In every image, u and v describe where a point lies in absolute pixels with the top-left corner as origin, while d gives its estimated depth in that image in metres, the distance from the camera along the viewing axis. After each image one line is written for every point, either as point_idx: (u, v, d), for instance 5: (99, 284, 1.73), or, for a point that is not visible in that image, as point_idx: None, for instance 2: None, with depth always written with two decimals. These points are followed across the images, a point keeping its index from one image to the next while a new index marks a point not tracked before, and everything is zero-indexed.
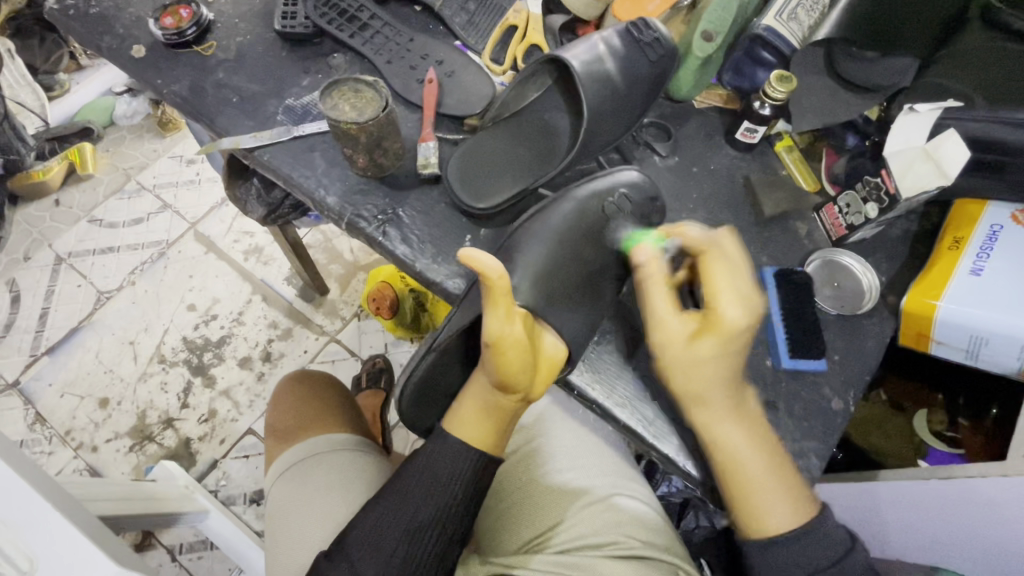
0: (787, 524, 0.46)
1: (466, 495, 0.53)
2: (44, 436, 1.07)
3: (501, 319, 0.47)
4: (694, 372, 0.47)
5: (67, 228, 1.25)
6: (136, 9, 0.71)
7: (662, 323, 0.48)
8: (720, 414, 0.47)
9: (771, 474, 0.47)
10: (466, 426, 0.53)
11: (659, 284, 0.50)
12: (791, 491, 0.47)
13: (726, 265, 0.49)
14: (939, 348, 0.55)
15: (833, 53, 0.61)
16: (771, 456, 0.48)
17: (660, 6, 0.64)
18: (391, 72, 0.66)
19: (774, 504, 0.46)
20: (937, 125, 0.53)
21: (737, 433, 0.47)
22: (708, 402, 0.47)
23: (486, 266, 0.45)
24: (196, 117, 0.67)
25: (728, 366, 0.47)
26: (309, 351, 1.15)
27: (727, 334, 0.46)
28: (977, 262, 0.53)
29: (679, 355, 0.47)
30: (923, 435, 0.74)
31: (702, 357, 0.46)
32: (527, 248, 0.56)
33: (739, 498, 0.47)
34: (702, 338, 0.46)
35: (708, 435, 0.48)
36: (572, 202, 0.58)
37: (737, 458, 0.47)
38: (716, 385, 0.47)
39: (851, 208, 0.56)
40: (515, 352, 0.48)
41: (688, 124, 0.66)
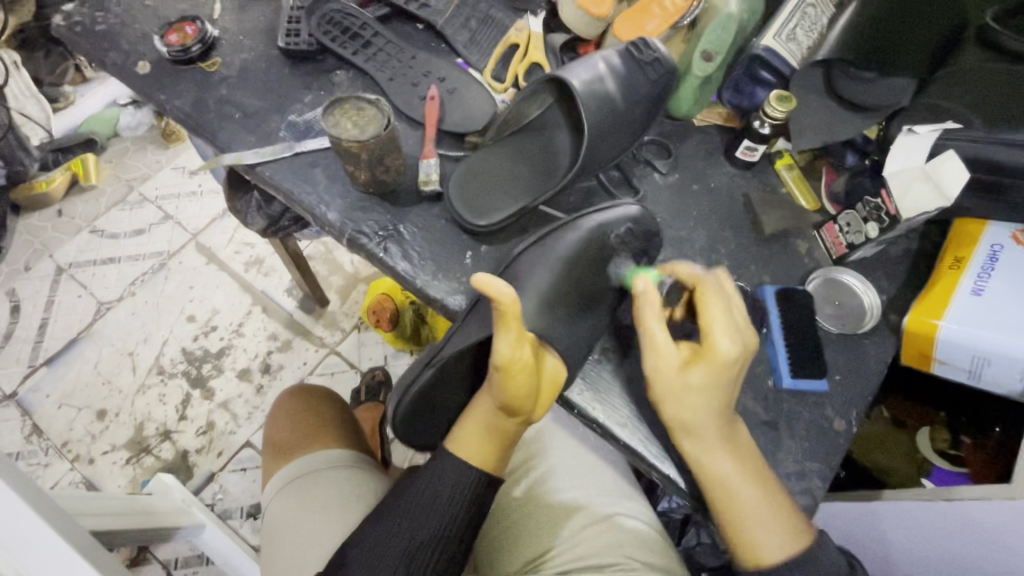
0: (782, 556, 0.46)
1: (468, 516, 0.52)
2: (41, 448, 1.07)
3: (512, 342, 0.47)
4: (687, 401, 0.47)
5: (68, 239, 1.25)
6: (142, 26, 0.72)
7: (653, 353, 0.48)
8: (712, 445, 0.47)
9: (765, 505, 0.46)
10: (469, 445, 0.53)
11: (656, 311, 0.48)
12: (788, 523, 0.46)
13: (718, 300, 0.49)
14: (942, 368, 0.54)
15: (831, 72, 0.62)
16: (765, 484, 0.47)
17: (659, 25, 0.63)
18: (393, 89, 0.67)
19: (770, 535, 0.46)
20: (937, 146, 0.53)
21: (728, 471, 0.46)
22: (701, 435, 0.47)
23: (497, 292, 0.44)
24: (199, 132, 0.67)
25: (721, 399, 0.47)
26: (309, 363, 1.15)
27: (718, 364, 0.46)
28: (979, 282, 0.53)
29: (672, 387, 0.47)
30: (927, 455, 0.73)
31: (694, 387, 0.46)
32: (532, 275, 0.57)
33: (733, 523, 0.47)
34: (694, 368, 0.46)
35: (699, 465, 0.47)
36: (578, 230, 0.58)
37: (730, 494, 0.46)
38: (709, 419, 0.46)
39: (850, 227, 0.57)
40: (523, 376, 0.48)
41: (688, 142, 0.66)
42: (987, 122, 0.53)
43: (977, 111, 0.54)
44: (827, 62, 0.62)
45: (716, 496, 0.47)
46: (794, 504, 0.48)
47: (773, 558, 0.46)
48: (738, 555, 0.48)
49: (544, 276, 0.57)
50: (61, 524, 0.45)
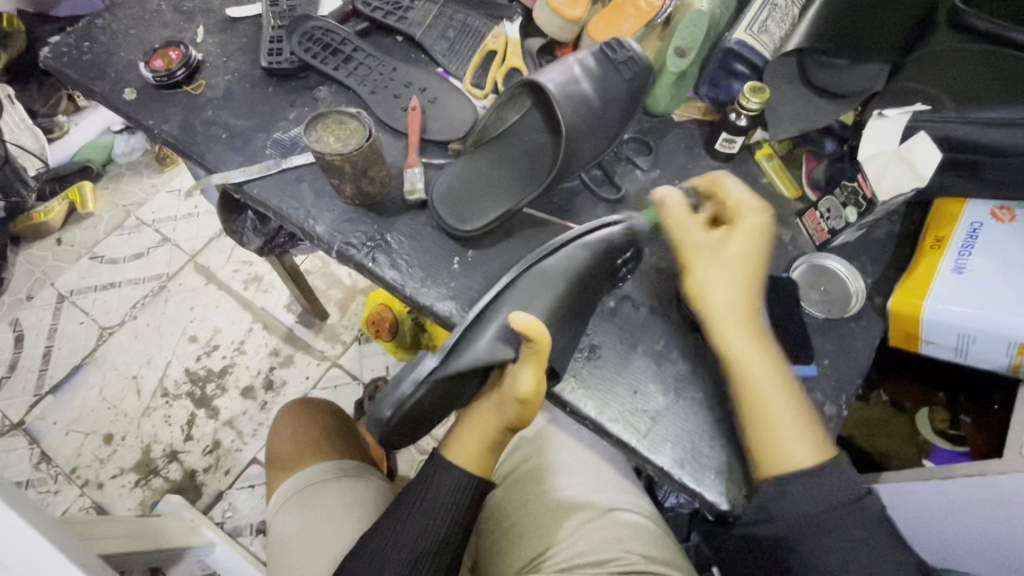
0: (807, 459, 0.46)
1: (465, 521, 0.53)
2: (50, 475, 1.07)
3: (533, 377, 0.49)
4: (726, 276, 0.50)
5: (69, 266, 1.27)
6: (127, 54, 0.74)
7: (690, 239, 0.52)
8: (744, 331, 0.49)
9: (790, 414, 0.47)
10: (475, 460, 0.54)
11: (678, 213, 0.53)
12: (808, 428, 0.47)
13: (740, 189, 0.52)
14: (928, 346, 0.55)
15: (804, 62, 0.63)
16: (793, 392, 0.48)
17: (634, 25, 0.64)
18: (375, 102, 0.68)
19: (791, 433, 0.46)
20: (907, 129, 0.54)
21: (747, 353, 0.48)
22: (735, 315, 0.49)
23: (534, 329, 0.47)
24: (187, 155, 0.68)
25: (752, 274, 0.50)
26: (311, 376, 1.16)
27: (752, 230, 0.50)
28: (960, 260, 0.53)
29: (708, 260, 0.51)
30: (928, 435, 0.73)
31: (731, 256, 0.50)
32: (536, 296, 0.54)
33: (762, 437, 0.47)
34: (732, 241, 0.50)
35: (733, 355, 0.49)
36: (581, 249, 0.56)
37: (754, 388, 0.48)
38: (741, 299, 0.49)
39: (831, 213, 0.58)
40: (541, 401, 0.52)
41: (669, 138, 0.67)
42: (958, 103, 0.54)
43: (950, 92, 0.54)
44: (800, 52, 0.63)
45: (743, 386, 0.48)
46: (818, 421, 0.48)
47: (801, 462, 0.46)
48: (761, 464, 0.47)
49: (532, 291, 0.54)
50: (45, 524, 0.43)
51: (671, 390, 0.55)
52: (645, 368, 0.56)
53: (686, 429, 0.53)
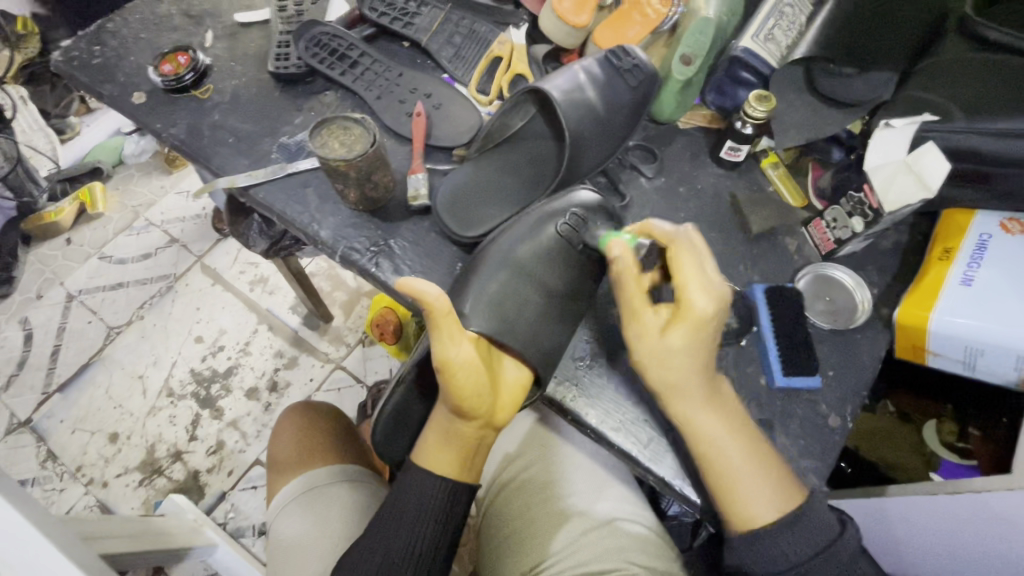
0: (770, 516, 0.45)
1: (439, 526, 0.51)
2: (56, 473, 1.08)
3: (450, 342, 0.46)
4: (669, 363, 0.47)
5: (78, 266, 1.28)
6: (137, 58, 0.74)
7: (635, 320, 0.49)
8: (696, 405, 0.47)
9: (751, 473, 0.46)
10: (435, 456, 0.52)
11: (631, 282, 0.49)
12: (771, 481, 0.46)
13: (692, 255, 0.49)
14: (936, 359, 0.54)
15: (811, 70, 0.63)
16: (753, 447, 0.47)
17: (640, 32, 0.64)
18: (381, 107, 0.68)
19: (754, 489, 0.46)
20: (917, 138, 0.53)
21: (696, 424, 0.47)
22: (684, 393, 0.47)
23: (423, 291, 0.44)
24: (194, 158, 0.69)
25: (701, 356, 0.47)
26: (316, 378, 1.16)
27: (698, 320, 0.46)
28: (967, 272, 0.52)
29: (651, 348, 0.48)
30: (935, 448, 0.72)
31: (676, 346, 0.46)
32: (484, 273, 0.56)
33: (724, 495, 0.47)
34: (673, 329, 0.46)
35: (687, 425, 0.48)
36: (523, 224, 0.57)
37: (712, 455, 0.47)
38: (687, 380, 0.47)
39: (837, 222, 0.57)
40: (466, 373, 0.47)
41: (674, 145, 0.67)
42: (969, 114, 0.52)
43: (960, 103, 0.53)
44: (807, 60, 0.63)
45: (699, 456, 0.47)
46: (785, 465, 0.48)
47: (764, 520, 0.45)
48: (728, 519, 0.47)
49: (498, 278, 0.55)
50: (47, 523, 0.43)
51: None
52: None
53: (688, 440, 0.53)
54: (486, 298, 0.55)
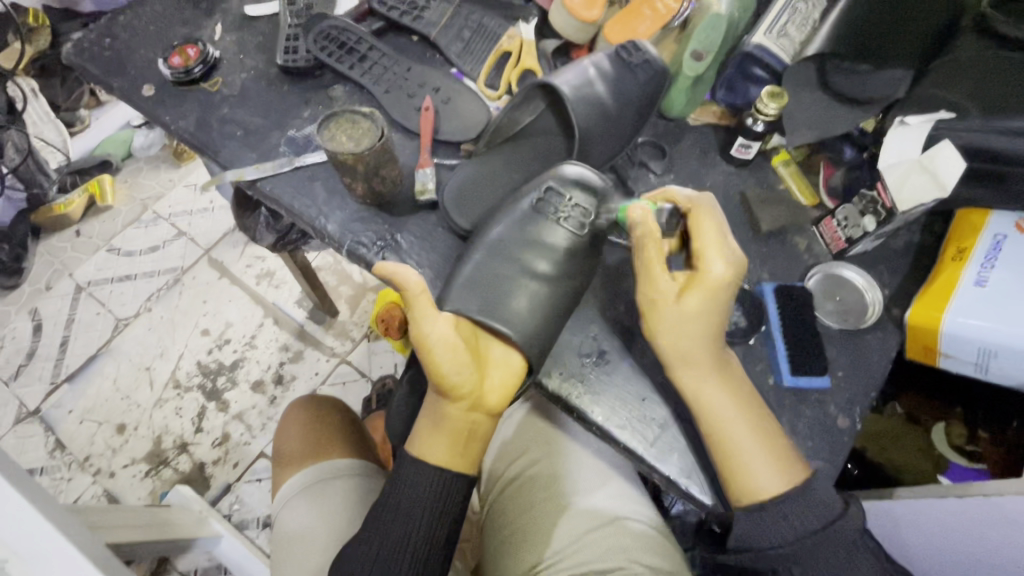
0: (774, 487, 0.46)
1: (433, 518, 0.50)
2: (64, 463, 1.09)
3: (426, 320, 0.47)
4: (685, 325, 0.48)
5: (87, 258, 1.29)
6: (147, 51, 0.74)
7: (653, 283, 0.49)
8: (706, 373, 0.48)
9: (757, 444, 0.47)
10: (424, 443, 0.51)
11: (654, 247, 0.49)
12: (774, 453, 0.47)
13: (712, 224, 0.50)
14: (947, 360, 0.53)
15: (824, 66, 0.62)
16: (757, 417, 0.48)
17: (651, 27, 0.64)
18: (388, 102, 0.68)
19: (758, 460, 0.47)
20: (930, 137, 0.53)
21: (707, 387, 0.48)
22: (696, 359, 0.48)
23: (395, 273, 0.46)
24: (202, 152, 0.69)
25: (714, 323, 0.48)
26: (321, 372, 1.16)
27: (713, 287, 0.48)
28: (981, 273, 0.52)
29: (669, 312, 0.48)
30: (944, 450, 0.72)
31: (692, 310, 0.48)
32: (479, 261, 0.56)
33: (730, 465, 0.47)
34: (690, 295, 0.48)
35: (695, 393, 0.48)
36: (519, 210, 0.58)
37: (721, 423, 0.47)
38: (699, 347, 0.48)
39: (848, 221, 0.56)
40: (443, 350, 0.47)
41: (683, 142, 0.66)
42: (986, 110, 0.52)
43: (976, 100, 0.53)
44: (820, 57, 0.62)
45: (710, 424, 0.48)
46: (785, 440, 0.49)
47: (767, 494, 0.46)
48: (732, 490, 0.47)
49: (490, 268, 0.56)
50: (55, 513, 0.43)
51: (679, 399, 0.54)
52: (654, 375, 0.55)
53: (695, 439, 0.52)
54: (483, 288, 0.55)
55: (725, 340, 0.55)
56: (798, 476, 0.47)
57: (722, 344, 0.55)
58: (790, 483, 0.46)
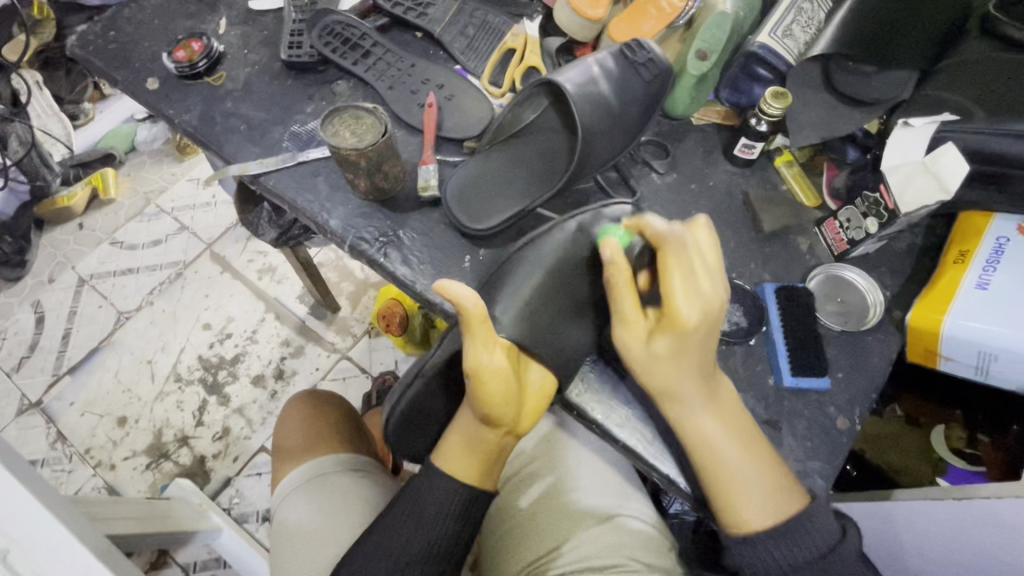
0: (770, 521, 0.46)
1: (451, 527, 0.52)
2: (65, 455, 1.10)
3: (482, 347, 0.48)
4: (655, 371, 0.47)
5: (89, 251, 1.29)
6: (151, 44, 0.75)
7: (622, 323, 0.49)
8: (696, 410, 0.47)
9: (753, 472, 0.46)
10: (456, 461, 0.52)
11: (622, 284, 0.48)
12: (774, 485, 0.46)
13: (684, 266, 0.46)
14: (947, 363, 0.53)
15: (829, 67, 0.61)
16: (751, 448, 0.47)
17: (656, 26, 0.64)
18: (392, 98, 0.68)
19: (753, 494, 0.46)
20: (935, 138, 0.53)
21: (700, 422, 0.47)
22: (674, 399, 0.47)
23: (458, 296, 0.46)
24: (206, 146, 0.69)
25: (691, 363, 0.46)
26: (321, 367, 1.17)
27: (683, 332, 0.45)
28: (984, 276, 0.52)
29: (640, 358, 0.47)
30: (942, 453, 0.72)
31: (659, 355, 0.46)
32: (517, 281, 0.55)
33: (722, 496, 0.47)
34: (659, 338, 0.46)
35: (682, 426, 0.48)
36: (560, 233, 0.56)
37: (714, 457, 0.47)
38: (681, 385, 0.47)
39: (851, 223, 0.57)
40: (495, 381, 0.48)
41: (687, 141, 0.66)
42: (989, 113, 0.52)
43: (980, 102, 0.53)
44: (826, 57, 0.61)
45: (702, 459, 0.47)
46: (787, 470, 0.48)
47: (755, 524, 0.46)
48: (726, 523, 0.47)
49: (529, 289, 0.55)
50: (49, 496, 0.44)
51: None
52: None
53: None
54: (493, 298, 0.55)
55: (727, 340, 0.55)
56: (797, 499, 0.47)
57: (723, 344, 0.55)
58: (790, 510, 0.46)
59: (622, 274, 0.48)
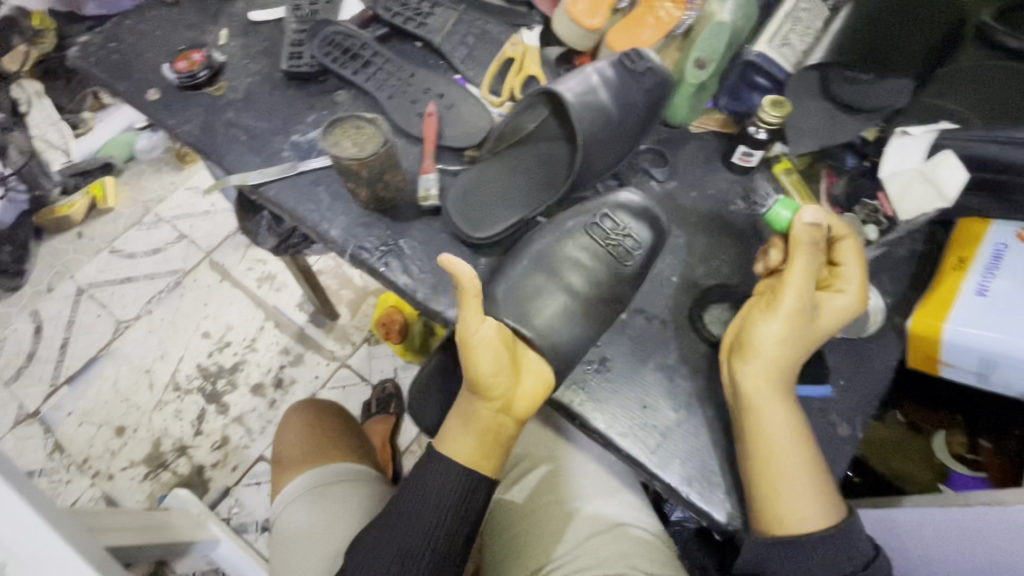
0: (812, 525, 0.45)
1: (450, 510, 0.50)
2: (63, 465, 1.09)
3: (472, 319, 0.47)
4: (792, 354, 0.47)
5: (89, 260, 1.29)
6: (152, 55, 0.75)
7: (787, 307, 0.47)
8: (775, 401, 0.47)
9: (804, 469, 0.46)
10: (454, 442, 0.51)
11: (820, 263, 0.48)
12: (819, 492, 0.46)
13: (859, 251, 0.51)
14: (949, 370, 0.54)
15: (828, 76, 0.62)
16: (807, 449, 0.47)
17: (654, 35, 0.64)
18: (392, 107, 0.68)
19: (802, 498, 0.45)
20: (935, 146, 0.53)
21: (778, 422, 0.47)
22: (783, 385, 0.48)
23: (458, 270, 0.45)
24: (205, 155, 0.69)
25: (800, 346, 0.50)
26: (321, 376, 1.16)
27: (839, 316, 0.48)
28: (983, 282, 0.52)
29: (784, 343, 0.47)
30: (945, 460, 0.71)
31: (807, 339, 0.47)
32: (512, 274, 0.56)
33: (765, 496, 0.46)
34: (823, 322, 0.48)
35: (753, 422, 0.47)
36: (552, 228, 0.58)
37: (769, 454, 0.46)
38: (784, 373, 0.48)
39: (851, 230, 0.55)
40: (486, 350, 0.48)
41: (687, 149, 0.66)
42: (986, 120, 0.54)
43: (975, 110, 0.55)
44: (823, 66, 0.62)
45: (755, 456, 0.46)
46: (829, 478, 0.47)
47: (804, 527, 0.45)
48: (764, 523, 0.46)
49: (528, 280, 0.56)
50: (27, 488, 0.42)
51: (685, 404, 0.53)
52: (655, 383, 0.55)
53: (702, 443, 0.52)
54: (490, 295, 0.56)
55: None
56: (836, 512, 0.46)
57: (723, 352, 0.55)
58: (830, 518, 0.45)
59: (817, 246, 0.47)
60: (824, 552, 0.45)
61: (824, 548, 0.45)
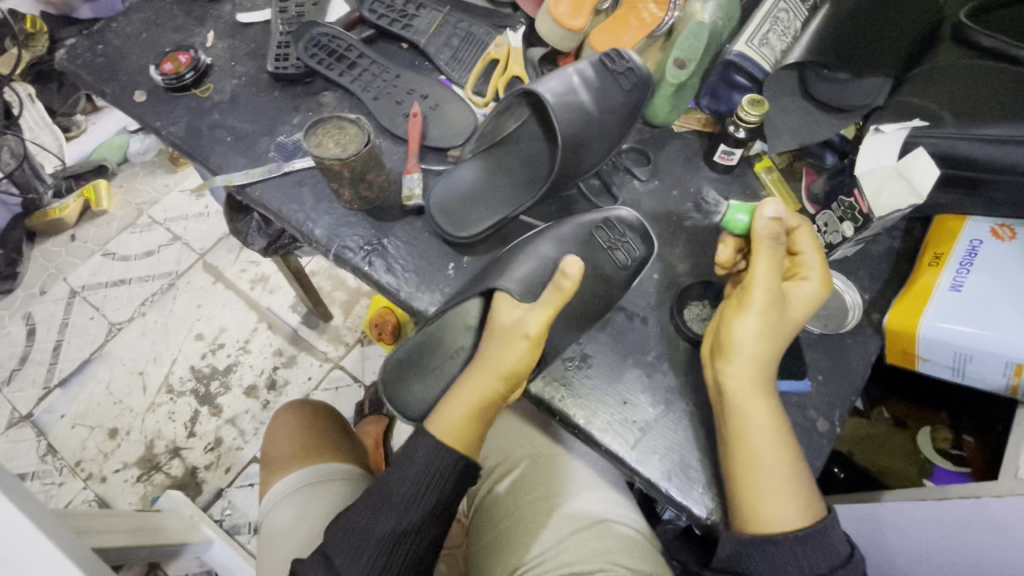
0: (794, 522, 0.44)
1: (430, 499, 0.50)
2: (55, 467, 1.09)
3: (530, 317, 0.50)
4: (772, 343, 0.47)
5: (82, 263, 1.29)
6: (139, 57, 0.75)
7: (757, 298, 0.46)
8: (758, 395, 0.47)
9: (782, 465, 0.46)
10: (444, 420, 0.50)
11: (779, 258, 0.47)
12: (798, 490, 0.46)
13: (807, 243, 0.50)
14: (926, 365, 0.54)
15: (806, 75, 0.63)
16: (787, 444, 0.47)
17: (635, 36, 0.65)
18: (378, 108, 0.69)
19: (780, 497, 0.45)
20: (905, 144, 0.54)
21: (757, 412, 0.47)
22: (765, 376, 0.48)
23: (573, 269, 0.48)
24: (192, 157, 0.69)
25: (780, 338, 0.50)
26: (314, 377, 1.16)
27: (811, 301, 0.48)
28: (958, 278, 0.53)
29: (761, 333, 0.47)
30: (930, 454, 0.72)
31: (786, 328, 0.48)
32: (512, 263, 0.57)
33: (745, 492, 0.46)
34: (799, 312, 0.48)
35: (732, 411, 0.47)
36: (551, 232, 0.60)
37: (747, 447, 0.46)
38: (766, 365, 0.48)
39: (828, 227, 0.58)
40: (519, 344, 0.50)
41: (667, 149, 0.67)
42: (958, 116, 0.53)
43: (949, 107, 0.54)
44: (801, 65, 0.63)
45: (734, 449, 0.47)
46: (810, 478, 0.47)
47: (782, 525, 0.45)
48: (744, 521, 0.46)
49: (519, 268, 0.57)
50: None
51: (664, 399, 0.54)
52: (636, 379, 0.55)
53: (681, 438, 0.53)
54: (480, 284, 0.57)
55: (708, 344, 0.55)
56: (817, 510, 0.46)
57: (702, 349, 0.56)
58: (811, 518, 0.45)
59: (778, 241, 0.47)
60: (805, 551, 0.44)
61: (805, 549, 0.44)
